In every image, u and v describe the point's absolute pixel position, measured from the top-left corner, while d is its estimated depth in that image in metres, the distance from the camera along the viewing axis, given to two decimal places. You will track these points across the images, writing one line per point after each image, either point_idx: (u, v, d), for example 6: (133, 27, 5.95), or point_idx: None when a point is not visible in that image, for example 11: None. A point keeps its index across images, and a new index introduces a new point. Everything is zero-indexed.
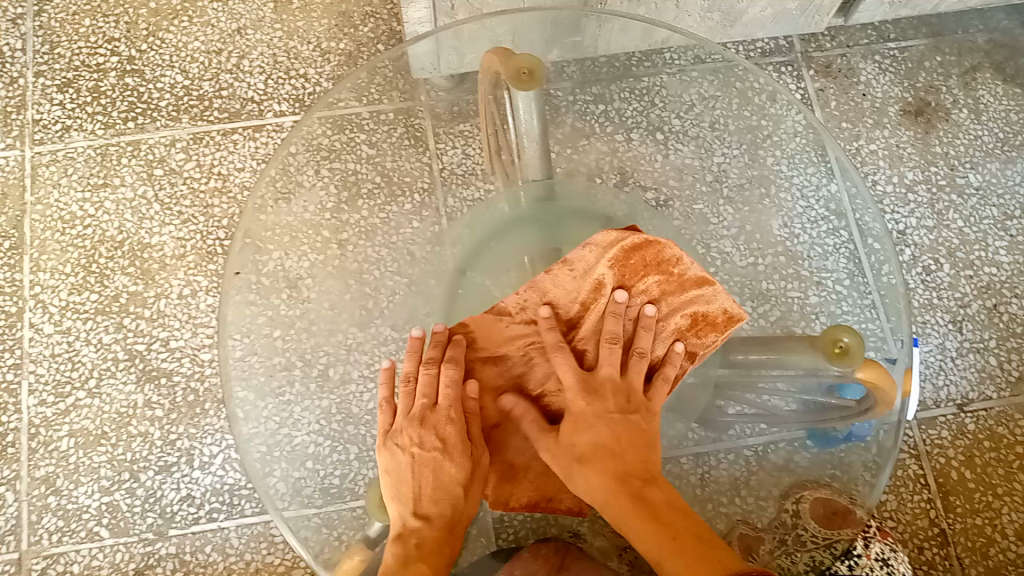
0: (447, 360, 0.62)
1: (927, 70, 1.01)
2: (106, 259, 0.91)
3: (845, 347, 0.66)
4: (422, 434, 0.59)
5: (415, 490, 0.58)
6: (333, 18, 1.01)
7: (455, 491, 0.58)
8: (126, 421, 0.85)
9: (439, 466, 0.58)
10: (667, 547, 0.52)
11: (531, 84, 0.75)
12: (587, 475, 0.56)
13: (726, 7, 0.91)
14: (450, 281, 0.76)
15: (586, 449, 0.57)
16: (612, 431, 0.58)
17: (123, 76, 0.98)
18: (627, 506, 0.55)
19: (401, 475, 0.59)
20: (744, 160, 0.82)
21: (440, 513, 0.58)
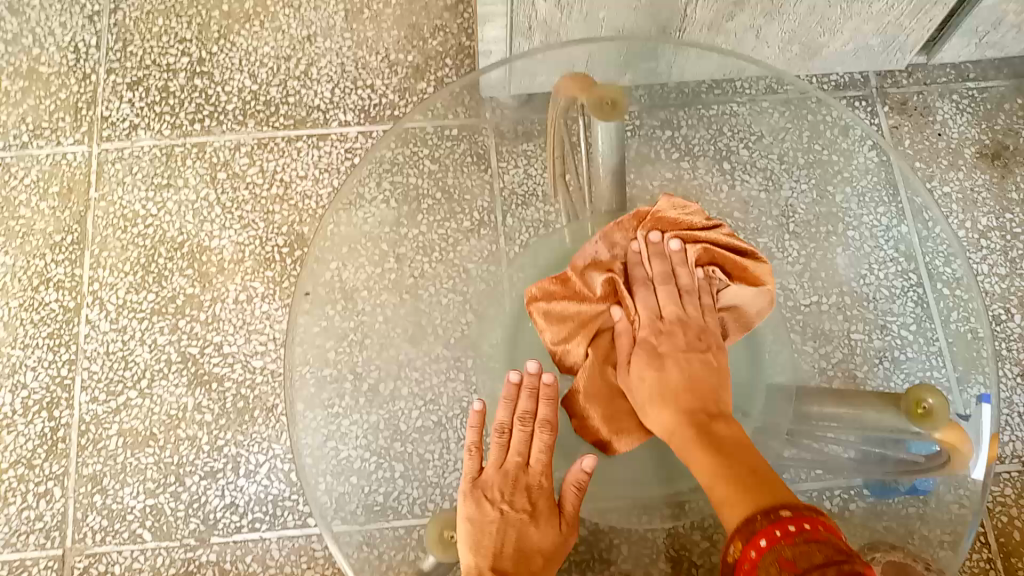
0: (543, 422, 0.60)
1: (1007, 112, 0.98)
2: (165, 260, 0.91)
3: (928, 408, 0.65)
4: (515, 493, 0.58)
5: (496, 546, 0.57)
6: (403, 29, 1.00)
7: (536, 557, 0.57)
8: (175, 423, 0.85)
9: (526, 530, 0.58)
10: (719, 477, 0.52)
11: (613, 116, 0.78)
12: (657, 407, 0.58)
13: (807, 40, 0.89)
14: (513, 315, 0.76)
15: (652, 386, 0.58)
16: (681, 371, 0.58)
17: (192, 77, 0.98)
18: (689, 440, 0.55)
19: (486, 529, 0.58)
20: (812, 196, 0.81)
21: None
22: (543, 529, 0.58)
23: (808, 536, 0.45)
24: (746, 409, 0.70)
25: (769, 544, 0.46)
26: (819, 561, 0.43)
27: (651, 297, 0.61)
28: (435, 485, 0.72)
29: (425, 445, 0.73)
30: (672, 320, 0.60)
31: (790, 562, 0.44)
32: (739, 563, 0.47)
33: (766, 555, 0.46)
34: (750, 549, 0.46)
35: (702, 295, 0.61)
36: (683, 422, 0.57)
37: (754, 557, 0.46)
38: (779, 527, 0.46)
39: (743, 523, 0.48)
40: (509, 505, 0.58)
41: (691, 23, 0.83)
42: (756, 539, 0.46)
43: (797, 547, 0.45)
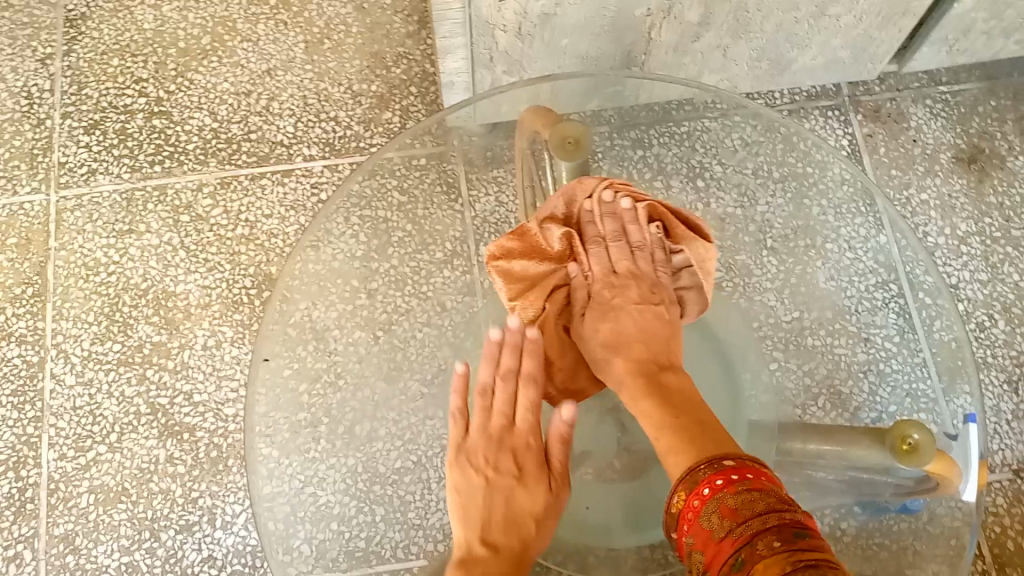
0: (526, 379, 0.57)
1: (982, 115, 0.97)
2: (130, 308, 0.89)
3: (914, 444, 0.61)
4: (502, 458, 0.56)
5: (484, 517, 0.55)
6: (365, 59, 0.99)
7: (526, 525, 0.55)
8: (147, 477, 0.83)
9: (515, 497, 0.55)
10: (667, 426, 0.53)
11: (577, 154, 0.72)
12: (607, 357, 0.58)
13: (776, 56, 0.88)
14: None
15: (606, 339, 0.58)
16: (635, 324, 0.58)
17: (150, 117, 0.96)
18: (639, 389, 0.55)
19: (473, 500, 0.55)
20: (789, 210, 0.79)
21: (506, 549, 0.54)
22: (532, 495, 0.56)
23: (751, 484, 0.46)
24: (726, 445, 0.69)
25: (711, 492, 0.47)
26: (761, 509, 0.44)
27: (605, 254, 0.61)
28: (418, 528, 0.69)
29: (405, 486, 0.70)
30: (624, 275, 0.60)
31: (733, 511, 0.45)
32: (682, 513, 0.49)
33: (707, 503, 0.47)
34: (694, 499, 0.48)
35: (654, 251, 0.61)
36: (635, 372, 0.57)
37: (696, 506, 0.47)
38: (720, 476, 0.47)
39: (686, 473, 0.49)
40: (496, 471, 0.56)
41: (656, 46, 0.82)
42: (699, 488, 0.47)
43: (740, 496, 0.45)
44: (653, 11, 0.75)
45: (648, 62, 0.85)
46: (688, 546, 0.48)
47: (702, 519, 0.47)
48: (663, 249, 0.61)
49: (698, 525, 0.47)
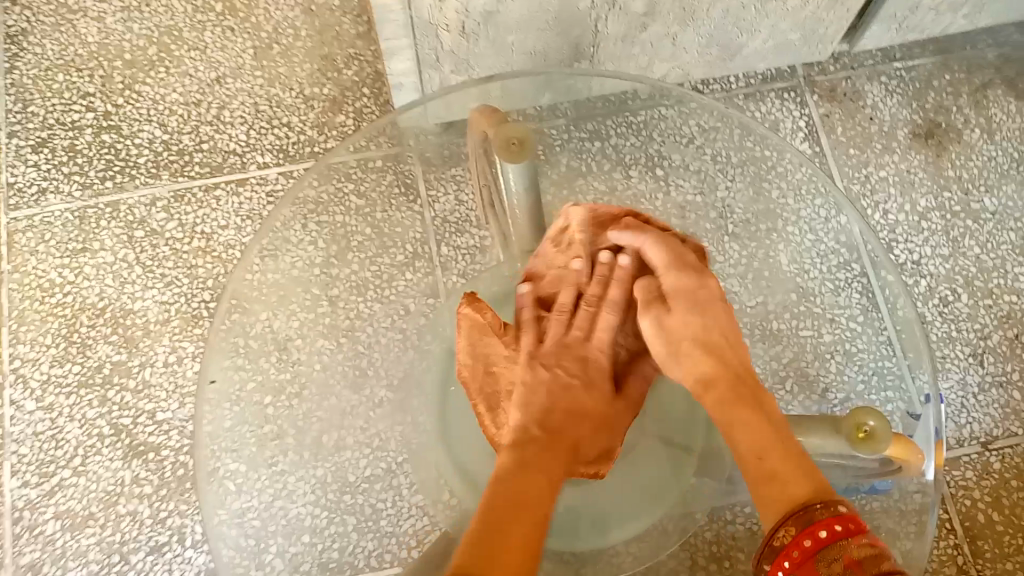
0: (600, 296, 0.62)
1: (937, 89, 0.97)
2: (87, 328, 0.87)
3: (870, 431, 0.60)
4: (562, 351, 0.61)
5: (545, 404, 0.59)
6: (315, 62, 0.98)
7: (585, 413, 0.60)
8: (114, 499, 0.82)
9: (577, 390, 0.59)
10: (767, 456, 0.53)
11: (521, 156, 0.70)
12: (693, 361, 0.58)
13: (726, 41, 0.88)
14: (443, 354, 0.73)
15: (680, 339, 0.58)
16: (708, 339, 0.58)
17: (99, 132, 0.95)
18: (736, 422, 0.55)
19: (536, 389, 0.59)
20: (748, 194, 0.78)
21: (566, 434, 0.58)
22: (593, 393, 0.60)
23: (870, 539, 0.48)
24: (685, 443, 0.66)
25: (830, 536, 0.48)
26: (885, 568, 0.46)
27: (656, 251, 0.60)
28: (391, 536, 0.69)
29: (376, 495, 0.69)
30: (680, 271, 0.59)
31: (858, 565, 0.46)
32: (786, 549, 0.49)
33: (824, 548, 0.47)
34: (806, 539, 0.48)
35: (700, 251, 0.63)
36: (726, 396, 0.56)
37: (807, 547, 0.48)
38: (829, 526, 0.48)
39: (797, 512, 0.50)
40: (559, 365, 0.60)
41: (604, 38, 0.81)
42: (812, 532, 0.48)
43: (862, 549, 0.47)
44: (597, 3, 0.75)
45: (597, 54, 0.84)
46: None
47: (814, 564, 0.47)
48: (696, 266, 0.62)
49: (809, 567, 0.48)
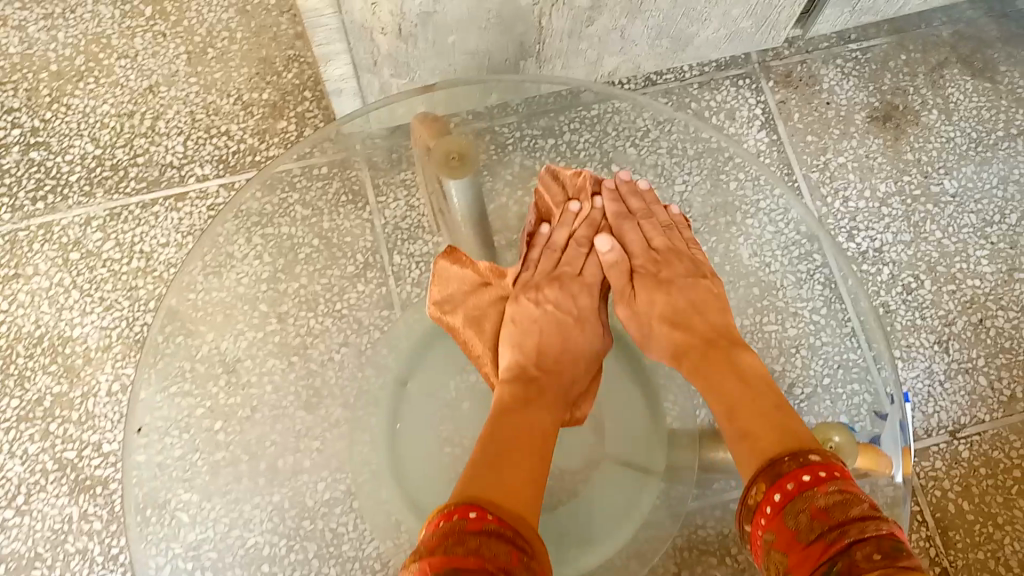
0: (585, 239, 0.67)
1: (893, 70, 0.97)
2: (25, 359, 0.85)
3: (835, 446, 0.60)
4: (555, 294, 0.65)
5: (541, 346, 0.63)
6: (254, 65, 0.96)
7: (578, 354, 0.64)
8: (61, 538, 0.79)
9: (569, 332, 0.64)
10: (744, 411, 0.55)
11: (462, 171, 0.69)
12: (665, 335, 0.63)
13: (676, 33, 0.86)
14: (397, 374, 0.70)
15: (653, 316, 0.64)
16: (689, 296, 0.64)
17: (27, 150, 0.92)
18: (712, 365, 0.59)
19: (531, 330, 0.64)
20: (706, 186, 0.75)
21: (562, 371, 0.63)
22: (586, 333, 0.65)
23: (841, 485, 0.47)
24: (647, 462, 0.64)
25: (796, 488, 0.48)
26: (855, 514, 0.45)
27: (634, 232, 0.67)
28: (354, 560, 0.64)
29: (336, 518, 0.65)
30: (661, 250, 0.67)
31: (825, 513, 0.46)
32: (762, 507, 0.50)
33: (793, 499, 0.48)
34: (775, 493, 0.49)
35: (680, 230, 0.69)
36: (705, 346, 0.61)
37: (778, 502, 0.48)
38: (807, 472, 0.48)
39: (770, 464, 0.50)
40: (552, 305, 0.65)
41: (549, 34, 0.79)
42: (783, 483, 0.49)
43: (830, 497, 0.46)
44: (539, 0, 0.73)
45: (544, 51, 0.82)
46: (767, 539, 0.49)
47: (785, 516, 0.48)
48: (676, 233, 0.68)
49: (779, 522, 0.48)
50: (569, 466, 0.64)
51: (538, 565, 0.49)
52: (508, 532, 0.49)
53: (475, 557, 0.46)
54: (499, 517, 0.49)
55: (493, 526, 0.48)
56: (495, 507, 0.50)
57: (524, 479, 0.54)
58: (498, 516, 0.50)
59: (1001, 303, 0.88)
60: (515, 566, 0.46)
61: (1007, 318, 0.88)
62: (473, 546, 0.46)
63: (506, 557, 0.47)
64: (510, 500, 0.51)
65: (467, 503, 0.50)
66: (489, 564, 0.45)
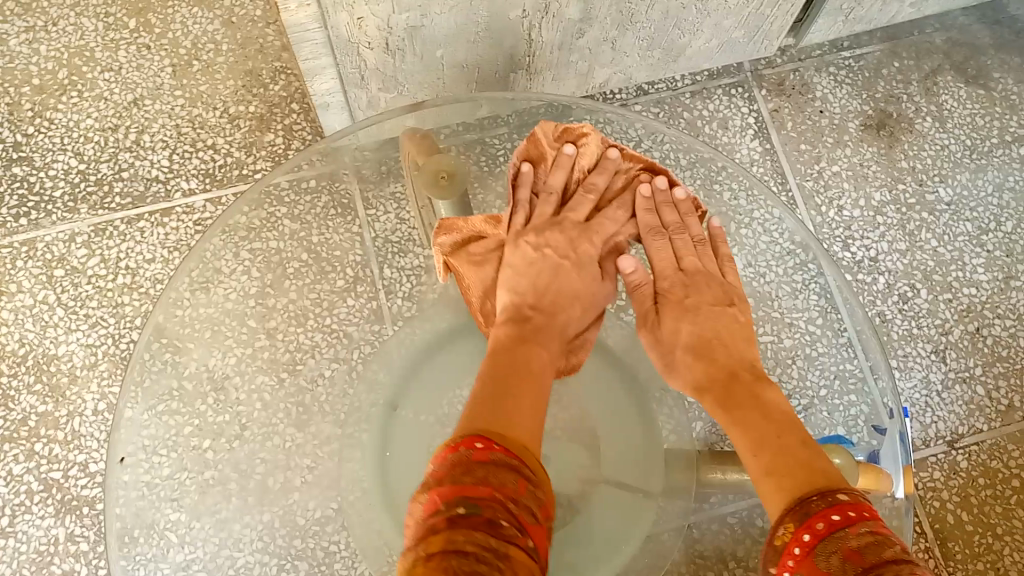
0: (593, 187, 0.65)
1: (886, 77, 0.96)
2: (9, 378, 0.84)
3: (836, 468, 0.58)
4: (556, 237, 0.63)
5: (536, 288, 0.62)
6: (239, 78, 0.95)
7: (575, 295, 0.63)
8: (48, 559, 0.78)
9: (567, 274, 0.62)
10: (766, 445, 0.53)
11: (451, 193, 0.67)
12: (688, 365, 0.60)
13: (668, 43, 0.85)
14: (391, 390, 0.68)
15: (676, 344, 0.61)
16: (719, 330, 0.60)
17: (9, 165, 0.91)
18: (741, 404, 0.56)
19: (526, 272, 0.62)
20: (698, 197, 0.72)
21: (557, 311, 0.61)
22: (585, 276, 0.63)
23: (872, 526, 0.46)
24: (645, 485, 0.63)
25: (827, 527, 0.46)
26: (889, 556, 0.45)
27: (664, 248, 0.64)
28: None
29: (329, 536, 0.64)
30: (688, 270, 0.63)
31: (858, 554, 0.45)
32: (788, 547, 0.48)
33: (822, 540, 0.46)
34: (804, 533, 0.47)
35: (715, 244, 0.66)
36: (731, 380, 0.58)
37: (807, 542, 0.47)
38: (837, 512, 0.47)
39: (798, 502, 0.49)
40: (550, 248, 0.63)
41: (539, 46, 0.78)
42: (813, 522, 0.47)
43: (862, 538, 0.45)
44: (529, 13, 0.72)
45: (534, 63, 0.82)
46: None
47: (814, 558, 0.46)
48: (703, 244, 0.65)
49: (809, 564, 0.46)
50: (567, 490, 0.63)
51: (543, 495, 0.48)
52: (516, 461, 0.48)
53: (486, 486, 0.45)
54: (507, 447, 0.48)
55: (501, 455, 0.47)
56: (501, 437, 0.49)
57: (528, 411, 0.53)
58: (506, 445, 0.48)
59: (998, 312, 0.88)
60: (521, 496, 0.46)
61: (1003, 327, 0.87)
62: (482, 475, 0.46)
63: (514, 486, 0.46)
64: (516, 434, 0.50)
65: (475, 433, 0.49)
66: (499, 493, 0.45)
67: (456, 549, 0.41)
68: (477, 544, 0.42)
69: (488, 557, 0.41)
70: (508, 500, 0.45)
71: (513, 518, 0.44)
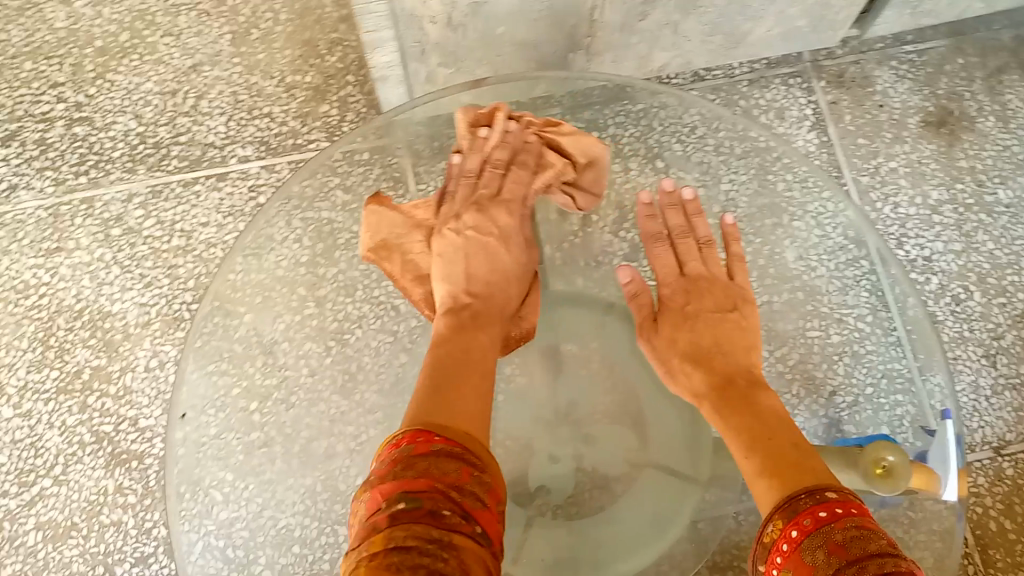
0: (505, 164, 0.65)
1: (949, 73, 0.95)
2: (65, 331, 0.86)
3: (889, 466, 0.59)
4: (475, 218, 0.64)
5: (468, 271, 0.62)
6: (297, 47, 0.96)
7: (504, 274, 0.64)
8: (97, 509, 0.81)
9: (495, 253, 0.64)
10: (755, 447, 0.53)
11: None
12: (687, 372, 0.60)
13: (729, 29, 0.85)
14: None
15: (673, 353, 0.62)
16: (717, 336, 0.61)
17: (71, 125, 0.94)
18: (726, 410, 0.57)
19: (456, 258, 0.63)
20: (752, 187, 0.72)
21: (491, 293, 0.62)
22: (511, 252, 0.65)
23: (859, 522, 0.45)
24: (690, 472, 0.64)
25: (814, 523, 0.46)
26: (874, 549, 0.44)
27: (666, 256, 0.66)
28: None
29: None
30: (691, 275, 0.65)
31: (842, 548, 0.44)
32: (776, 544, 0.47)
33: (809, 535, 0.46)
34: (792, 529, 0.46)
35: (730, 243, 0.65)
36: (721, 385, 0.58)
37: (795, 538, 0.46)
38: (824, 508, 0.46)
39: (785, 501, 0.48)
40: (473, 230, 0.64)
41: (600, 27, 0.78)
42: (799, 519, 0.47)
43: (848, 532, 0.45)
44: None
45: (594, 44, 0.81)
46: None
47: (802, 553, 0.46)
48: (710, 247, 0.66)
49: (797, 558, 0.46)
50: (612, 471, 0.64)
51: (490, 482, 0.47)
52: (458, 448, 0.46)
53: (425, 478, 0.43)
54: (448, 438, 0.47)
55: (442, 447, 0.46)
56: (443, 429, 0.48)
57: (470, 396, 0.52)
58: (447, 437, 0.47)
59: None
60: (465, 483, 0.44)
61: None
62: (424, 468, 0.44)
63: (457, 475, 0.44)
64: (458, 420, 0.49)
65: (416, 427, 0.47)
66: (440, 484, 0.43)
67: (398, 545, 0.40)
68: (420, 538, 0.40)
69: (431, 550, 0.39)
70: (449, 490, 0.43)
71: (456, 507, 0.43)
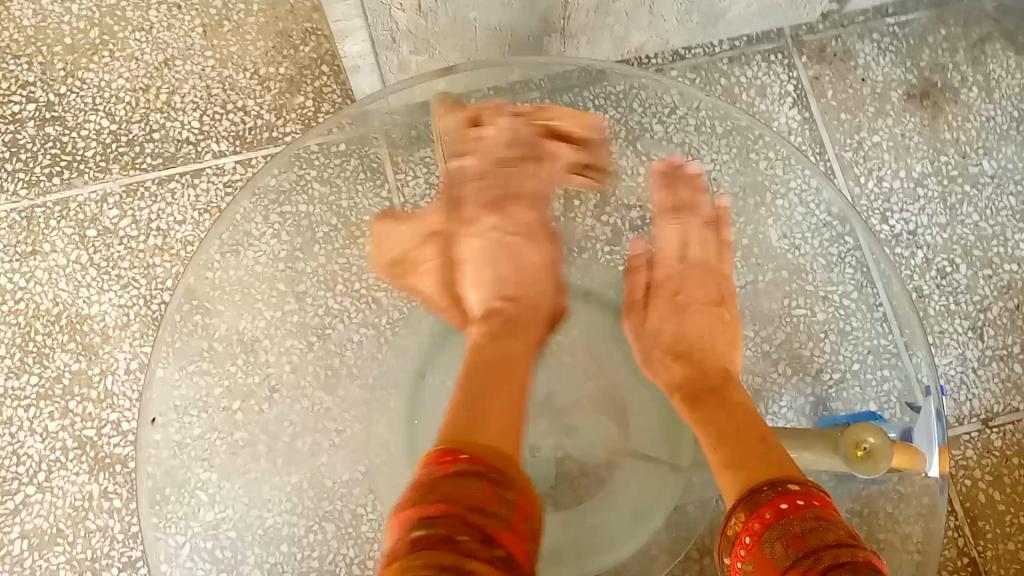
0: (511, 159, 0.66)
1: (932, 45, 0.93)
2: (43, 336, 0.85)
3: (870, 448, 0.58)
4: (492, 221, 0.66)
5: (499, 273, 0.64)
6: (270, 39, 0.95)
7: (537, 269, 0.66)
8: (82, 515, 0.80)
9: (519, 252, 0.65)
10: (725, 439, 0.53)
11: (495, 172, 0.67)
12: (666, 364, 0.63)
13: (706, 7, 0.83)
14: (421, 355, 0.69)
15: (658, 345, 0.64)
16: (706, 329, 0.64)
17: (43, 125, 0.92)
18: (706, 399, 0.58)
19: (485, 264, 0.65)
20: (734, 166, 0.70)
21: (526, 292, 0.64)
22: (536, 247, 0.66)
23: (818, 513, 0.45)
24: (672, 458, 0.64)
25: (775, 516, 0.46)
26: (832, 540, 0.44)
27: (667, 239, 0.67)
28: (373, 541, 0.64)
29: (356, 498, 0.65)
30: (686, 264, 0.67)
31: (801, 539, 0.44)
32: (741, 536, 0.48)
33: (770, 527, 0.45)
34: (755, 522, 0.46)
35: (721, 228, 0.67)
36: (709, 373, 0.61)
37: (756, 530, 0.46)
38: (786, 501, 0.46)
39: (748, 494, 0.48)
40: (494, 232, 0.66)
41: (575, 10, 0.77)
42: (760, 512, 0.46)
43: (806, 523, 0.45)
44: None
45: (569, 26, 0.80)
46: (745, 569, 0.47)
47: (763, 546, 0.45)
48: (711, 228, 0.67)
49: (758, 552, 0.46)
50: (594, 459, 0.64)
51: (517, 497, 0.46)
52: (481, 467, 0.46)
53: (443, 503, 0.43)
54: (475, 455, 0.46)
55: (464, 467, 0.45)
56: (469, 445, 0.47)
57: (500, 408, 0.51)
58: (473, 455, 0.46)
59: None
60: (487, 503, 0.44)
61: None
62: (443, 490, 0.44)
63: (479, 495, 0.44)
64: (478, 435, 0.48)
65: (443, 445, 0.47)
66: (458, 508, 0.43)
67: None
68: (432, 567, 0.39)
69: None
70: (467, 513, 0.43)
71: (473, 532, 0.42)
